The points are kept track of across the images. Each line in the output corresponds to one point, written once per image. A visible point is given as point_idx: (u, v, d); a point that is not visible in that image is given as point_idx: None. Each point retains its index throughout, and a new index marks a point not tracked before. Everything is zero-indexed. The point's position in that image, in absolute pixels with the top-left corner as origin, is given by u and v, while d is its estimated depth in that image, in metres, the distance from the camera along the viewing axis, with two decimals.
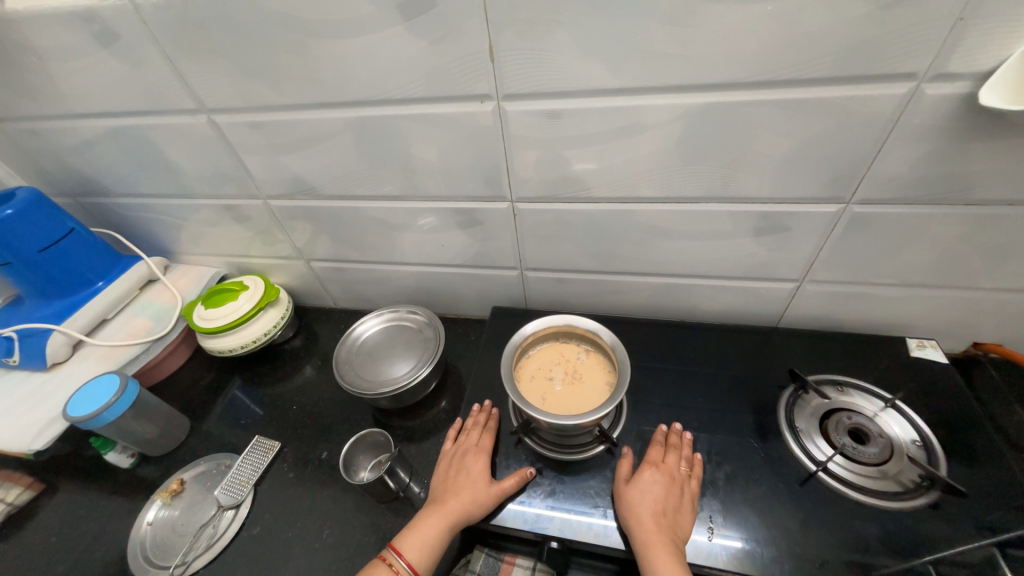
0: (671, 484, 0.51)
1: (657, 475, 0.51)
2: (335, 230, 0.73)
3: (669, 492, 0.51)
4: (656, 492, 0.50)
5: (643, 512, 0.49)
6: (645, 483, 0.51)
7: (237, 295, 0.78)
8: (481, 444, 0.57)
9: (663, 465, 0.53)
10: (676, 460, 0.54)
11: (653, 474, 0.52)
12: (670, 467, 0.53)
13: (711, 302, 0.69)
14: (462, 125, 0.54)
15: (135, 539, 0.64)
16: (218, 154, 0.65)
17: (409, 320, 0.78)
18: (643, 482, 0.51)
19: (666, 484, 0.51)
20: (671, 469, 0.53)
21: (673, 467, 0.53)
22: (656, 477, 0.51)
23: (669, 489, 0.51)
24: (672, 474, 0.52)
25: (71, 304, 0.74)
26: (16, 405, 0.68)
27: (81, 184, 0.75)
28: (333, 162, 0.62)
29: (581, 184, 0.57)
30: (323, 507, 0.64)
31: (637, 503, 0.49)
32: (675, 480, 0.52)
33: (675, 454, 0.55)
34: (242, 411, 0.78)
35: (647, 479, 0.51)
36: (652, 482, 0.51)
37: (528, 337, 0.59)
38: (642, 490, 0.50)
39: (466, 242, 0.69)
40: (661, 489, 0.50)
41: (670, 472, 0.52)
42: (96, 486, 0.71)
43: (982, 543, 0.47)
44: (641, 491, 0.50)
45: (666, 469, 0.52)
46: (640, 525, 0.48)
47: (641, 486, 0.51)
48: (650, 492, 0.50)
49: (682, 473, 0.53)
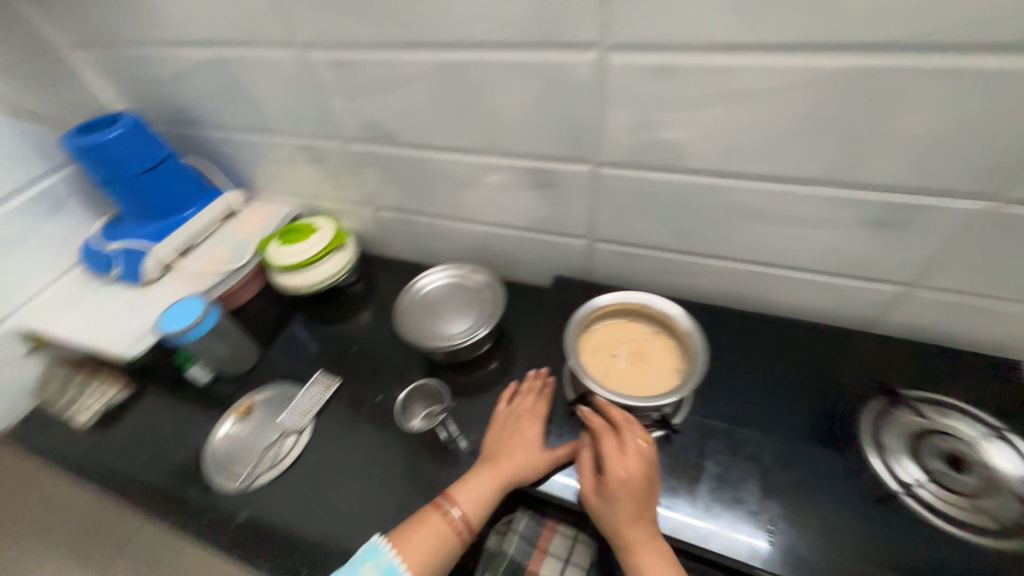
0: (621, 489, 0.47)
1: (620, 484, 0.47)
2: (407, 180, 0.73)
3: (636, 503, 0.47)
4: (633, 507, 0.47)
5: (618, 524, 0.46)
6: (620, 495, 0.47)
7: (308, 237, 0.81)
8: (536, 410, 0.57)
9: (627, 467, 0.48)
10: (642, 456, 0.49)
11: (619, 483, 0.47)
12: (633, 470, 0.48)
13: (796, 297, 0.64)
14: (556, 75, 0.50)
15: (210, 447, 0.70)
16: (303, 91, 0.65)
17: (470, 280, 0.77)
18: (622, 493, 0.47)
19: (633, 496, 0.47)
20: (629, 473, 0.48)
21: (617, 463, 0.48)
22: (637, 489, 0.47)
23: (636, 500, 0.47)
24: (624, 475, 0.48)
25: (163, 227, 0.79)
26: (115, 314, 0.75)
27: (175, 113, 0.78)
28: (412, 108, 0.60)
29: (676, 152, 0.52)
30: (375, 446, 0.67)
31: (620, 517, 0.46)
32: (632, 483, 0.48)
33: (642, 449, 0.49)
34: (305, 346, 0.83)
35: (620, 491, 0.47)
36: (632, 497, 0.47)
37: (597, 310, 0.57)
38: (622, 502, 0.47)
39: (536, 204, 0.67)
40: (626, 501, 0.47)
41: (623, 475, 0.48)
42: (179, 395, 0.78)
43: None
44: (625, 505, 0.47)
45: (619, 473, 0.48)
46: (631, 541, 0.46)
47: (624, 496, 0.47)
48: (632, 506, 0.46)
49: (632, 472, 0.48)
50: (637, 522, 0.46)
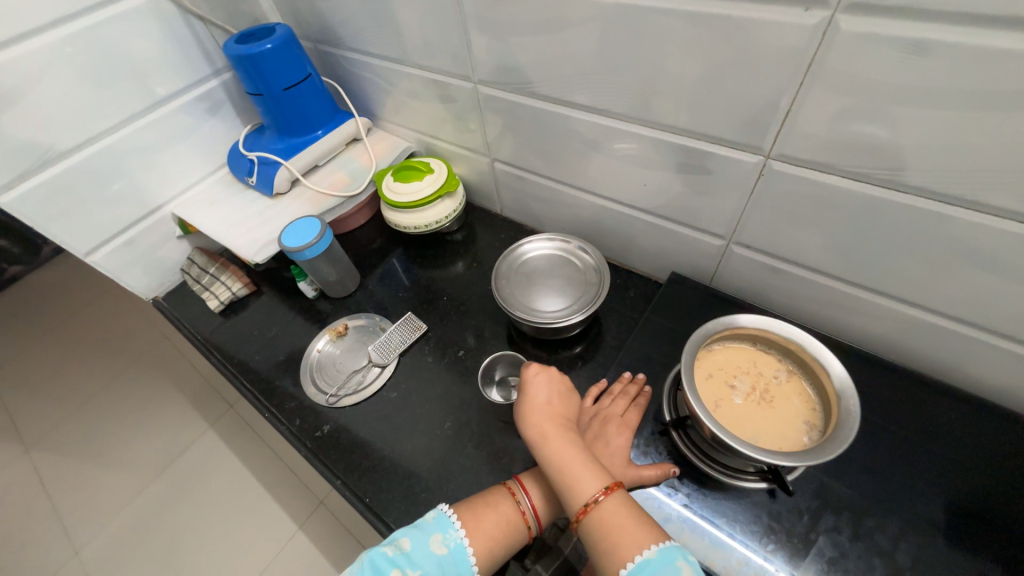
0: (531, 406, 0.51)
1: (537, 404, 0.51)
2: (532, 135, 0.67)
3: (559, 423, 0.49)
4: (557, 427, 0.48)
5: (548, 443, 0.47)
6: (528, 411, 0.51)
7: (423, 177, 0.79)
8: (627, 419, 0.51)
9: (530, 387, 0.53)
10: (553, 382, 0.53)
11: (530, 400, 0.51)
12: (536, 392, 0.52)
13: (990, 369, 0.49)
14: (754, 36, 0.39)
15: (308, 358, 0.76)
16: (447, 22, 0.60)
17: (577, 257, 0.72)
18: (538, 412, 0.50)
19: (553, 415, 0.50)
20: (551, 398, 0.52)
21: (552, 394, 0.52)
22: (547, 408, 0.51)
23: (556, 419, 0.49)
24: (550, 400, 0.51)
25: (296, 144, 0.82)
26: (248, 219, 0.82)
27: (322, 30, 0.78)
28: (561, 56, 0.53)
29: (892, 159, 0.40)
30: (449, 399, 0.68)
31: (546, 434, 0.48)
32: (557, 408, 0.51)
33: (550, 377, 0.54)
34: (400, 283, 0.85)
35: (533, 407, 0.51)
36: (542, 413, 0.50)
37: (729, 329, 0.49)
38: (533, 418, 0.50)
39: (674, 189, 0.58)
40: (552, 421, 0.49)
41: (545, 399, 0.51)
42: (288, 303, 0.85)
43: None
44: (541, 422, 0.49)
45: (549, 400, 0.52)
46: (554, 459, 0.46)
47: (529, 410, 0.51)
48: (542, 422, 0.49)
49: (543, 395, 0.52)
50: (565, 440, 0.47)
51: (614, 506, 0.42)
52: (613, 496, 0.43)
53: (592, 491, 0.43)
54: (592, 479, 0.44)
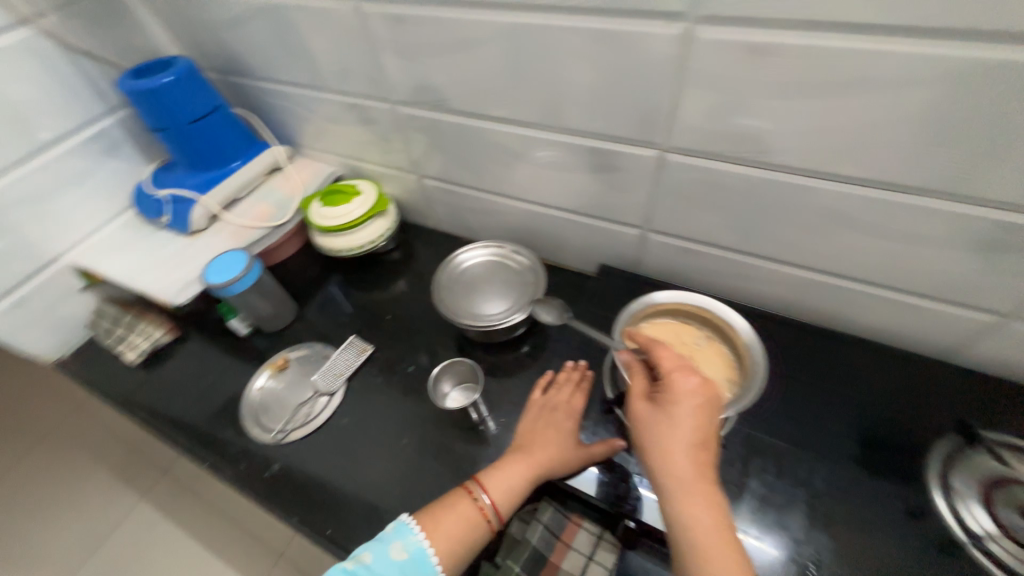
0: (669, 445, 0.42)
1: (683, 443, 0.41)
2: (455, 150, 0.69)
3: (709, 479, 0.41)
4: (711, 489, 0.40)
5: (711, 514, 0.39)
6: (674, 455, 0.41)
7: (351, 199, 0.79)
8: (573, 404, 0.56)
9: (675, 419, 0.42)
10: (698, 408, 0.42)
11: (667, 440, 0.42)
12: (688, 428, 0.42)
13: (866, 314, 0.58)
14: (634, 47, 0.45)
15: (247, 398, 0.73)
16: (358, 47, 0.62)
17: (512, 260, 0.74)
18: (686, 459, 0.41)
19: (705, 468, 0.41)
20: (704, 438, 0.42)
21: (710, 434, 0.42)
22: (700, 454, 0.41)
23: (705, 471, 0.41)
24: (703, 444, 0.42)
25: (210, 178, 0.79)
26: (164, 260, 0.77)
27: (227, 61, 0.77)
28: (470, 73, 0.56)
29: (758, 144, 0.47)
30: (404, 417, 0.68)
31: (703, 501, 0.40)
32: (710, 457, 0.42)
33: (700, 404, 0.43)
34: (341, 309, 0.83)
35: (676, 448, 0.41)
36: (690, 462, 0.41)
37: (651, 306, 0.55)
38: (680, 470, 0.40)
39: (592, 187, 0.62)
40: (706, 479, 0.41)
41: (693, 439, 0.42)
42: (219, 344, 0.81)
43: None
44: (690, 476, 0.40)
45: (701, 442, 0.42)
46: (711, 535, 0.38)
47: (671, 454, 0.41)
48: (689, 475, 0.40)
49: (697, 433, 0.42)
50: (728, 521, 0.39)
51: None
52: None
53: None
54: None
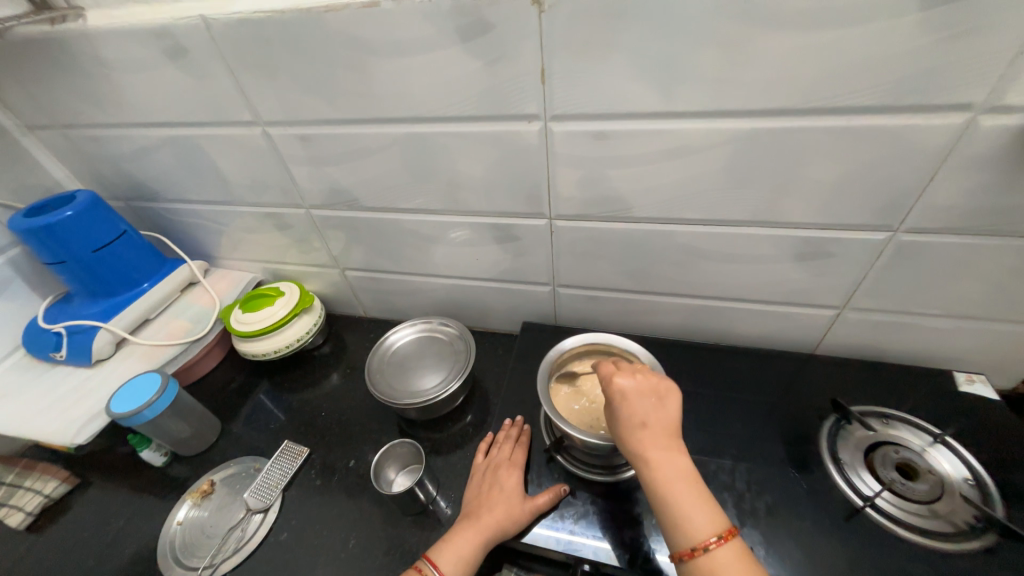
0: (623, 425, 0.46)
1: (631, 422, 0.45)
2: (373, 241, 0.75)
3: (664, 442, 0.44)
4: (667, 450, 0.43)
5: (665, 471, 0.42)
6: (626, 432, 0.45)
7: (274, 301, 0.80)
8: (515, 459, 0.58)
9: (620, 406, 0.46)
10: (639, 393, 0.46)
11: (619, 421, 0.46)
12: (628, 408, 0.46)
13: (746, 326, 0.69)
14: (508, 142, 0.55)
15: (165, 537, 0.65)
16: (268, 164, 0.67)
17: (441, 332, 0.79)
18: (638, 433, 0.45)
19: (655, 434, 0.44)
20: (646, 413, 0.45)
21: (650, 407, 0.46)
22: (644, 428, 0.45)
23: (659, 437, 0.44)
24: (649, 419, 0.45)
25: (116, 303, 0.76)
26: (60, 399, 0.71)
27: (134, 188, 0.78)
28: (375, 175, 0.64)
29: (621, 203, 0.58)
30: (349, 516, 0.65)
31: (657, 462, 0.43)
32: (662, 425, 0.45)
33: (636, 387, 0.47)
34: (270, 415, 0.79)
35: (626, 425, 0.45)
36: (642, 434, 0.44)
37: (566, 352, 0.62)
38: (633, 442, 0.44)
39: (500, 256, 0.70)
40: (663, 441, 0.44)
41: (639, 415, 0.45)
42: (128, 483, 0.72)
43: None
44: (646, 444, 0.44)
45: (647, 416, 0.45)
46: (672, 489, 0.42)
47: (626, 432, 0.45)
48: (644, 444, 0.44)
49: (637, 411, 0.45)
50: (687, 473, 0.43)
51: (730, 556, 0.39)
52: (727, 544, 0.39)
53: (707, 534, 0.40)
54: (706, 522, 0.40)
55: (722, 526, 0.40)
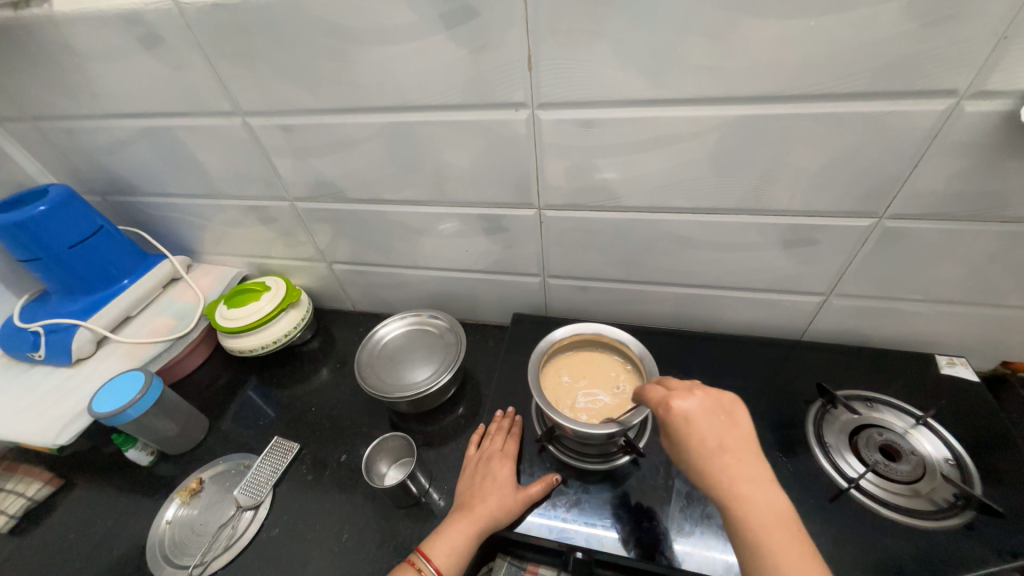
0: (699, 455, 0.40)
1: (708, 451, 0.40)
2: (360, 234, 0.73)
3: (750, 474, 0.39)
4: (754, 483, 0.39)
5: (756, 507, 0.38)
6: (703, 462, 0.40)
7: (260, 296, 0.78)
8: (506, 450, 0.59)
9: (691, 431, 0.41)
10: (710, 416, 0.42)
11: (694, 450, 0.41)
12: (702, 434, 0.41)
13: (734, 313, 0.69)
14: (495, 131, 0.54)
15: (154, 537, 0.64)
16: (249, 155, 0.65)
17: (431, 325, 0.78)
18: (722, 465, 0.39)
19: (739, 464, 0.39)
20: (722, 439, 0.40)
21: (723, 432, 0.41)
22: (724, 457, 0.40)
23: (745, 469, 0.39)
24: (726, 445, 0.40)
25: (96, 301, 0.74)
26: (40, 400, 0.69)
27: (110, 182, 0.76)
28: (360, 166, 0.62)
29: (610, 193, 0.57)
30: (342, 510, 0.64)
31: (747, 497, 0.38)
32: (741, 452, 0.40)
33: (703, 409, 0.42)
34: (259, 412, 0.78)
35: (704, 456, 0.40)
36: (725, 465, 0.39)
37: (556, 343, 0.62)
38: (715, 475, 0.39)
39: (489, 247, 0.69)
40: (748, 473, 0.39)
41: (716, 443, 0.40)
42: (114, 483, 0.71)
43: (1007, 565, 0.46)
44: (732, 478, 0.39)
45: (723, 440, 0.40)
46: (767, 531, 0.37)
47: (704, 464, 0.40)
48: (730, 477, 0.39)
49: (713, 438, 0.40)
50: (780, 511, 0.38)
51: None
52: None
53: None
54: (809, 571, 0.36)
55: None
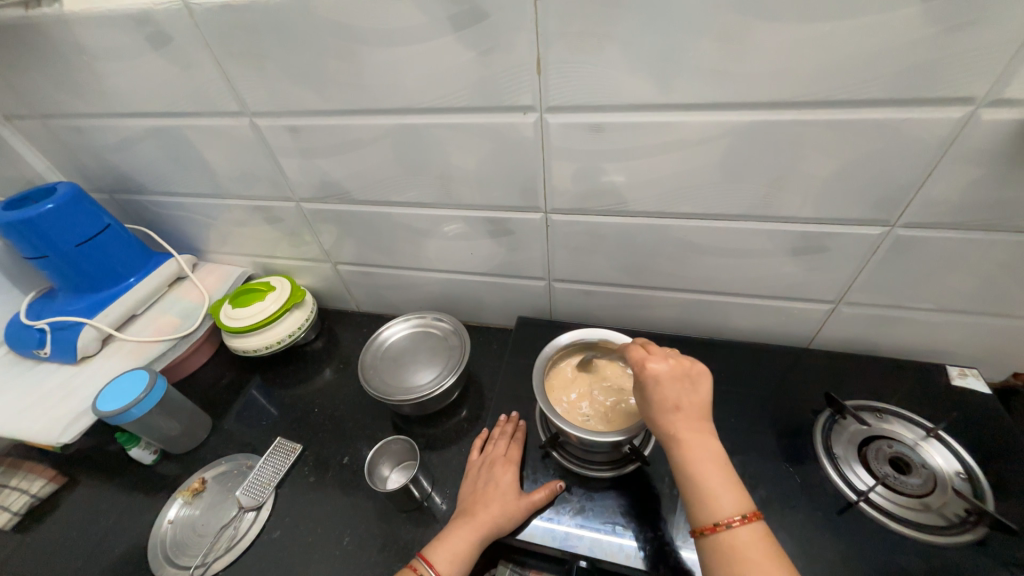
0: (650, 401, 0.45)
1: (659, 397, 0.45)
2: (365, 235, 0.73)
3: (694, 418, 0.44)
4: (696, 425, 0.43)
5: (697, 451, 0.42)
6: (657, 413, 0.45)
7: (264, 296, 0.78)
8: (510, 456, 0.58)
9: (653, 385, 0.45)
10: (673, 375, 0.45)
11: (648, 396, 0.46)
12: (656, 383, 0.45)
13: (741, 320, 0.69)
14: (502, 134, 0.54)
15: (156, 536, 0.64)
16: (256, 155, 0.65)
17: (435, 327, 0.78)
18: (668, 410, 0.44)
19: (684, 410, 0.44)
20: (679, 396, 0.44)
21: (682, 390, 0.45)
22: (677, 409, 0.44)
23: (688, 414, 0.44)
24: (683, 401, 0.44)
25: (101, 299, 0.74)
26: (45, 397, 0.69)
27: (118, 180, 0.76)
28: (367, 168, 0.62)
29: (617, 197, 0.57)
30: (344, 513, 0.64)
31: (689, 442, 0.43)
32: (695, 408, 0.44)
33: (670, 373, 0.46)
34: (262, 412, 0.78)
35: (655, 401, 0.45)
36: (672, 408, 0.44)
37: (561, 348, 0.62)
38: (664, 423, 0.44)
39: (495, 250, 0.69)
40: (696, 426, 0.43)
41: (670, 395, 0.45)
42: (117, 482, 0.71)
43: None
44: (674, 418, 0.44)
45: (680, 399, 0.44)
46: (699, 463, 0.42)
47: (654, 408, 0.45)
48: (674, 418, 0.44)
49: (670, 394, 0.44)
50: (715, 451, 0.43)
51: (753, 539, 0.39)
52: (750, 523, 0.39)
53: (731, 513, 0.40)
54: (729, 498, 0.40)
55: (746, 506, 0.40)
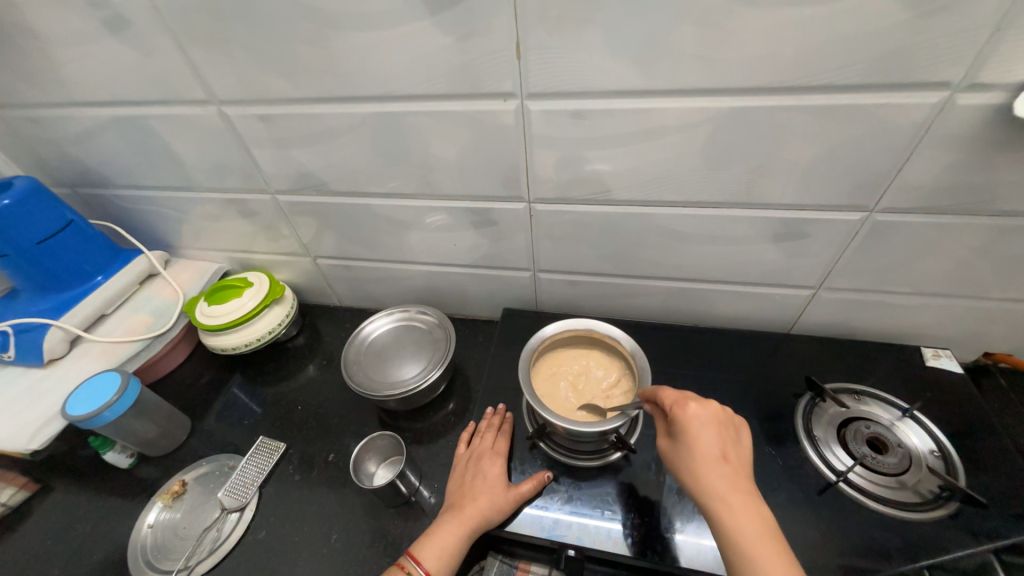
0: (699, 465, 0.42)
1: (710, 460, 0.42)
2: (344, 228, 0.71)
3: (744, 489, 0.41)
4: (746, 496, 0.40)
5: (747, 519, 0.39)
6: (704, 468, 0.42)
7: (241, 292, 0.76)
8: (497, 448, 0.58)
9: (699, 435, 0.43)
10: (720, 427, 0.44)
11: (697, 459, 0.42)
12: (708, 444, 0.42)
13: (725, 307, 0.69)
14: (483, 122, 0.52)
15: (136, 541, 0.62)
16: (226, 146, 0.63)
17: (419, 321, 0.77)
18: (719, 476, 0.41)
19: (735, 478, 0.41)
20: (725, 450, 0.43)
21: (726, 443, 0.43)
22: (724, 465, 0.42)
23: (739, 484, 0.41)
24: (727, 454, 0.42)
25: (68, 298, 0.71)
26: (11, 402, 0.66)
27: (80, 174, 0.72)
28: (343, 159, 0.60)
29: (601, 186, 0.56)
30: (331, 510, 0.63)
31: (739, 507, 0.39)
32: (739, 465, 0.42)
33: (715, 421, 0.44)
34: (243, 411, 0.76)
35: (706, 467, 0.41)
36: (724, 476, 0.41)
37: (547, 339, 0.61)
38: (711, 481, 0.41)
39: (478, 241, 0.68)
40: (742, 486, 0.41)
41: (717, 451, 0.42)
42: (93, 486, 0.69)
43: (981, 549, 0.47)
44: (727, 487, 0.40)
45: (725, 453, 0.42)
46: (754, 542, 0.38)
47: (703, 475, 0.41)
48: (726, 488, 0.40)
49: (717, 447, 0.42)
50: (769, 528, 0.39)
51: None
52: None
53: None
54: None
55: None
